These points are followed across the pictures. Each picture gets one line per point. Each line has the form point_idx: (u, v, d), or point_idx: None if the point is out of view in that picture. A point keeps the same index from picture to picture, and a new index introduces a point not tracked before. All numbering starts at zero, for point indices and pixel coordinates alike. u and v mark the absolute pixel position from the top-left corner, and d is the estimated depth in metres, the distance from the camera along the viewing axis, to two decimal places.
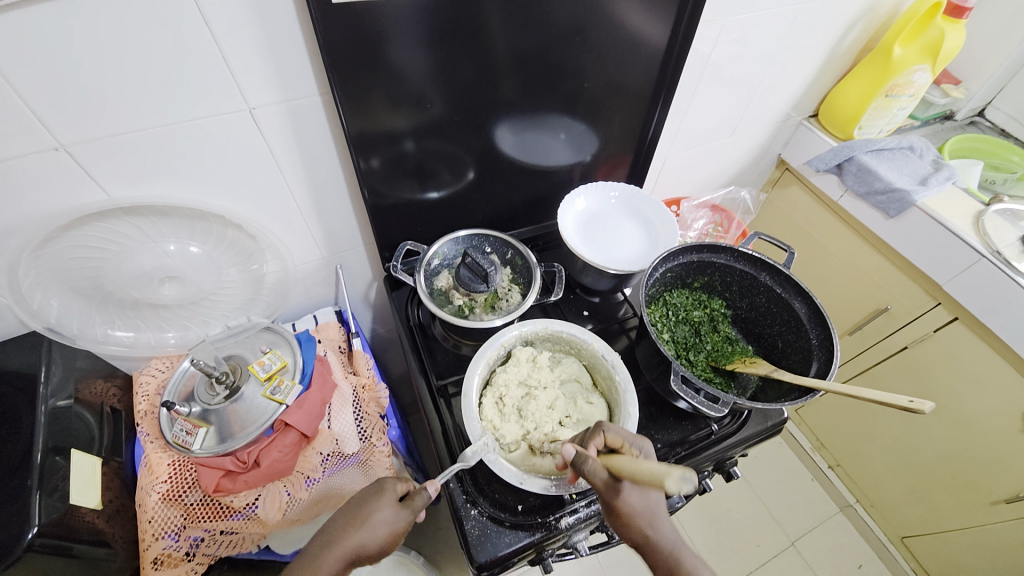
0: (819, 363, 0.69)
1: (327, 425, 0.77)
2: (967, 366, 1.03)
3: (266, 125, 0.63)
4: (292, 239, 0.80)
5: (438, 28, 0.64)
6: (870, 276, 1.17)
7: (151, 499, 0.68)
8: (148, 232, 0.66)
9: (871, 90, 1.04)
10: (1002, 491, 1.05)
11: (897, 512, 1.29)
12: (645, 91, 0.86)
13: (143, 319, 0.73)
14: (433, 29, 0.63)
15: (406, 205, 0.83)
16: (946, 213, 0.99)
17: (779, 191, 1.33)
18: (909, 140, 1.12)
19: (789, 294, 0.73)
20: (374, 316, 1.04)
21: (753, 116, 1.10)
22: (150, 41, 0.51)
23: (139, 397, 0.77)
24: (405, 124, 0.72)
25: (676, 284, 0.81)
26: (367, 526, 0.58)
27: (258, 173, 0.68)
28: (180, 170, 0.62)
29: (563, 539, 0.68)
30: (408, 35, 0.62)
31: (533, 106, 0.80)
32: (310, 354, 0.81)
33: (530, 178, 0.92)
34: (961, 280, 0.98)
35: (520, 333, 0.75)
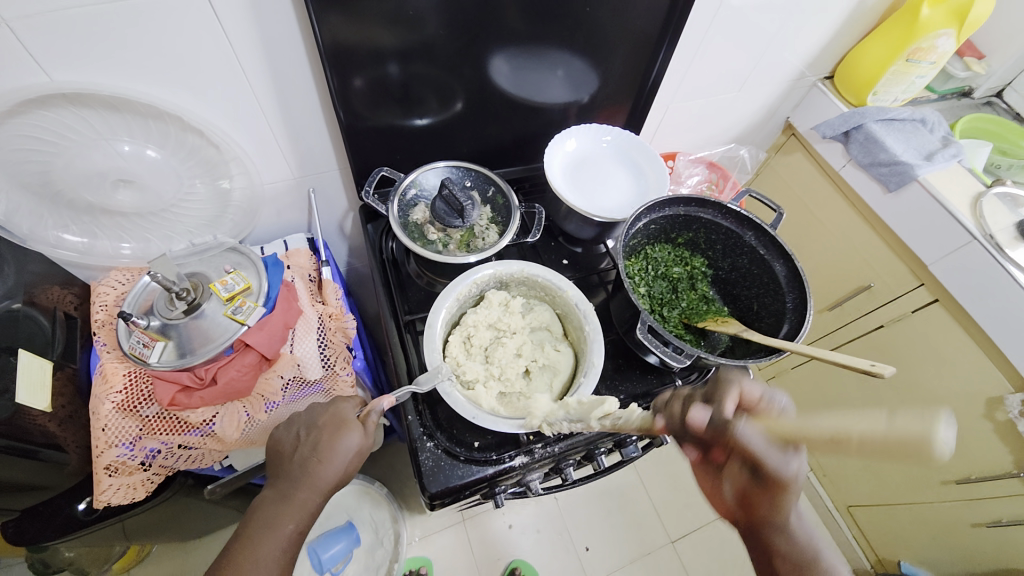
0: (791, 327, 0.68)
1: (288, 349, 0.76)
2: (940, 348, 1.03)
3: (226, 16, 0.57)
4: (261, 155, 0.75)
5: None
6: (859, 253, 1.16)
7: (105, 407, 0.67)
8: (98, 128, 0.61)
9: (891, 54, 0.98)
10: (954, 471, 1.09)
11: (848, 483, 1.34)
12: (653, 28, 0.80)
13: (100, 225, 0.70)
14: None
15: (386, 130, 0.78)
16: (945, 191, 0.96)
17: (782, 157, 1.28)
18: (922, 113, 1.07)
19: (772, 256, 0.71)
20: (349, 248, 1.01)
21: (765, 71, 1.04)
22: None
23: (97, 307, 0.74)
24: (386, 37, 0.65)
25: (659, 237, 0.78)
26: (338, 445, 0.57)
27: (220, 73, 0.62)
28: (130, 59, 0.57)
29: (517, 478, 0.69)
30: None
31: (528, 31, 0.73)
32: (276, 278, 0.78)
33: (522, 115, 0.87)
34: (948, 262, 0.96)
35: (495, 272, 0.71)
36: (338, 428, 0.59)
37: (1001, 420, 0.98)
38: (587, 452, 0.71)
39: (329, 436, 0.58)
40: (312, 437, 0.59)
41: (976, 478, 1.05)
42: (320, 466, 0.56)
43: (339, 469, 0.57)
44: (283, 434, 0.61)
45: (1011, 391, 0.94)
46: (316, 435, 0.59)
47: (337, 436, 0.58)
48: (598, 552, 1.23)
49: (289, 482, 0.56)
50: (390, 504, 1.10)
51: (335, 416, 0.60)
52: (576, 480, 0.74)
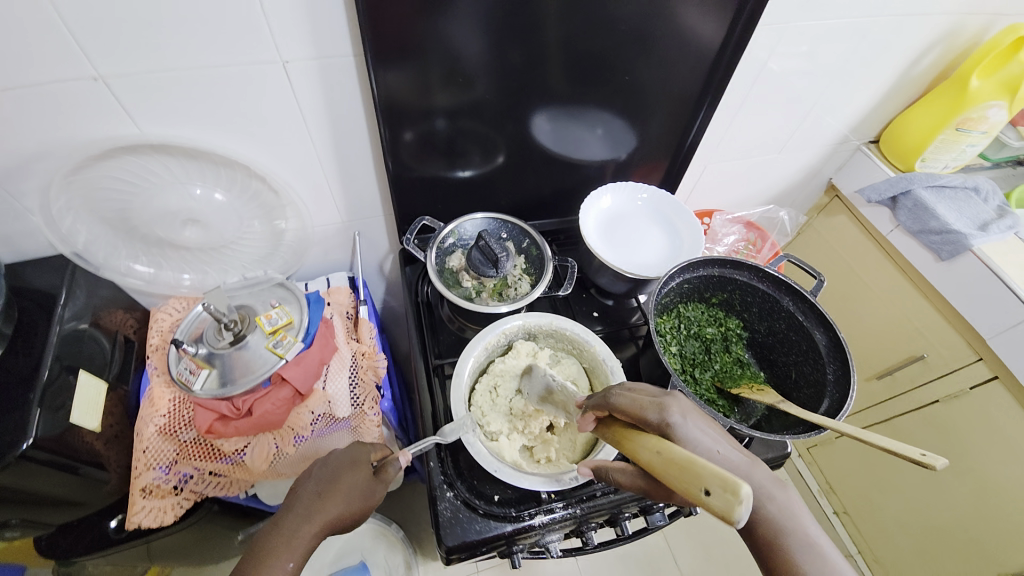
0: (830, 401, 0.64)
1: (321, 386, 0.78)
2: (1000, 429, 0.95)
3: (298, 81, 0.63)
4: (314, 200, 0.80)
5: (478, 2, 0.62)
6: (910, 320, 1.10)
7: (148, 430, 0.71)
8: (176, 173, 0.68)
9: (940, 123, 0.97)
10: (1020, 570, 0.98)
11: (900, 571, 1.22)
12: (692, 94, 0.82)
13: (166, 257, 0.76)
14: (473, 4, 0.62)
15: (431, 180, 0.83)
16: (1004, 262, 0.91)
17: (825, 218, 1.26)
18: (975, 181, 1.03)
19: (811, 324, 0.68)
20: (387, 287, 1.05)
21: (806, 134, 1.04)
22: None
23: (153, 331, 0.80)
24: (438, 99, 0.71)
25: (692, 296, 0.78)
26: (353, 486, 0.57)
27: (288, 128, 0.68)
28: (211, 116, 0.63)
29: (535, 537, 0.67)
30: (453, 7, 0.61)
31: (569, 95, 0.77)
32: (315, 315, 0.83)
33: (560, 170, 0.90)
34: (1010, 338, 0.90)
35: (524, 324, 0.73)
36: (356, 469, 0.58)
37: None
38: (610, 515, 0.69)
39: (345, 474, 0.58)
40: (329, 475, 0.58)
41: None
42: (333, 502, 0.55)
43: (345, 508, 0.55)
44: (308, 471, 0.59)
45: None
46: (334, 473, 0.58)
47: (354, 475, 0.58)
48: None
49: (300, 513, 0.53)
50: (405, 548, 1.09)
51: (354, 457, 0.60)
52: (597, 544, 0.71)
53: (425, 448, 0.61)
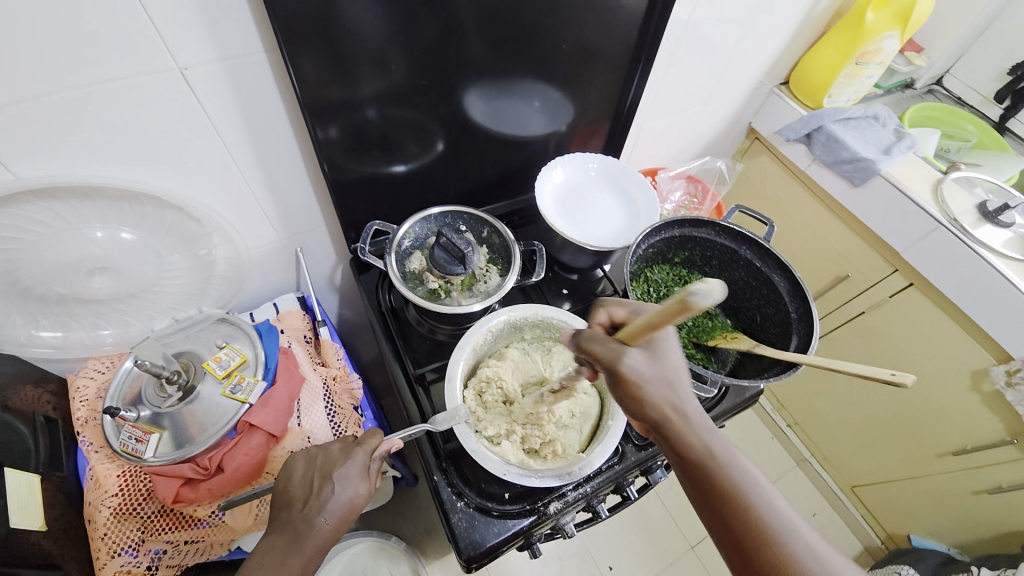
0: (799, 337, 0.69)
1: (296, 423, 0.72)
2: (921, 329, 1.08)
3: (204, 90, 0.55)
4: (243, 222, 0.71)
5: None
6: (833, 245, 1.21)
7: (102, 515, 0.62)
8: (67, 218, 0.57)
9: (842, 58, 1.04)
10: (949, 444, 1.13)
11: (850, 466, 1.38)
12: (625, 56, 0.82)
13: (73, 315, 0.64)
14: None
15: (371, 179, 0.76)
16: (907, 181, 1.02)
17: (749, 160, 1.34)
18: (874, 109, 1.13)
19: (769, 269, 0.73)
20: (340, 300, 0.97)
21: (728, 83, 1.08)
22: None
23: (77, 403, 0.68)
24: (368, 89, 0.64)
25: (657, 259, 0.79)
26: (337, 495, 0.53)
27: (199, 147, 0.59)
28: (99, 142, 0.53)
29: (551, 522, 0.67)
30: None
31: (503, 70, 0.73)
32: (272, 346, 0.75)
33: (505, 149, 0.86)
34: (919, 247, 1.02)
35: (508, 318, 0.72)
36: (341, 476, 0.54)
37: (987, 391, 1.02)
38: (617, 484, 0.70)
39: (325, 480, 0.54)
40: (312, 484, 0.54)
41: (971, 449, 1.09)
42: (313, 515, 0.52)
43: (335, 519, 0.52)
44: (294, 473, 0.56)
45: (994, 363, 0.98)
46: (318, 482, 0.54)
47: (334, 483, 0.54)
48: (622, 570, 1.22)
49: (287, 534, 0.51)
50: (408, 559, 1.03)
51: (339, 464, 0.55)
52: (608, 513, 0.72)
53: (416, 434, 0.60)
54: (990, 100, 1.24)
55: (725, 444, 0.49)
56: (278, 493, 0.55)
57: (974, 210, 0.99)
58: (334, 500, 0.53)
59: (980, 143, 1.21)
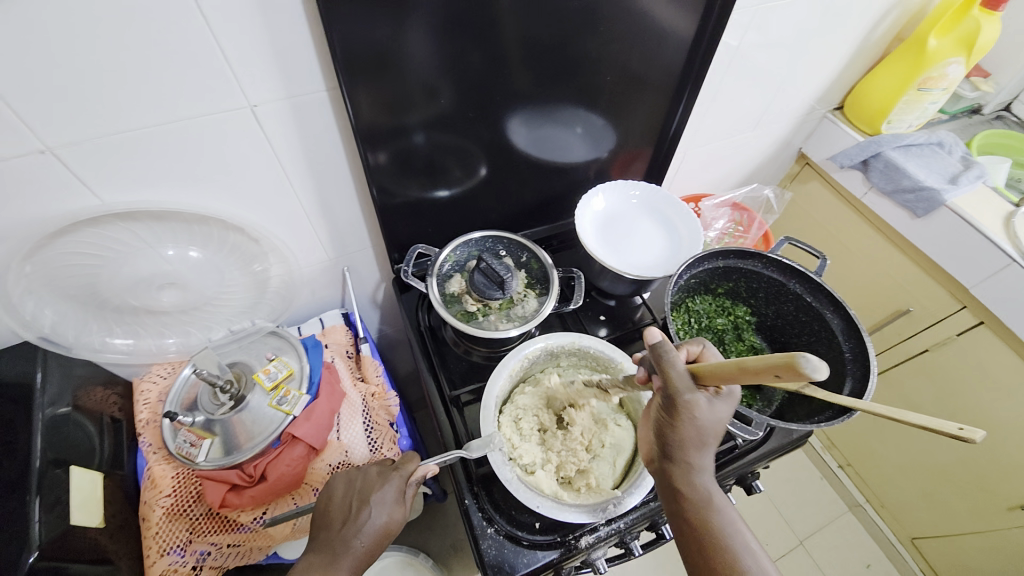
0: (853, 379, 0.65)
1: (335, 436, 0.75)
2: (993, 373, 0.99)
3: (270, 123, 0.59)
4: (297, 242, 0.76)
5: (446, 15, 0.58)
6: (892, 277, 1.14)
7: (156, 514, 0.67)
8: (145, 237, 0.62)
9: (903, 84, 0.99)
10: (1018, 498, 1.03)
11: (910, 516, 1.27)
12: (669, 84, 0.82)
13: (142, 325, 0.69)
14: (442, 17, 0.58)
15: (416, 203, 0.79)
16: (975, 213, 0.96)
17: (798, 186, 1.29)
18: (938, 136, 1.07)
19: (821, 305, 0.70)
20: (381, 316, 1.01)
21: (777, 109, 1.05)
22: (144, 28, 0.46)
23: (141, 406, 0.74)
24: (417, 117, 0.67)
25: (699, 289, 0.78)
26: (374, 518, 0.55)
27: (262, 175, 0.64)
28: (177, 171, 0.58)
29: (582, 557, 0.66)
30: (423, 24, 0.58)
31: (547, 98, 0.75)
32: (316, 360, 0.79)
33: (546, 174, 0.88)
34: (989, 284, 0.94)
35: (546, 346, 0.72)
36: (378, 499, 0.56)
37: None
38: (650, 521, 0.68)
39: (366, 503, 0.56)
40: (351, 506, 0.56)
41: None
42: (351, 536, 0.53)
43: (371, 540, 0.54)
44: (334, 493, 0.58)
45: None
46: (356, 504, 0.56)
47: (372, 506, 0.55)
48: None
49: (325, 553, 0.53)
50: None
51: (377, 487, 0.57)
52: (641, 551, 0.70)
53: (451, 460, 0.60)
54: None
55: (727, 505, 0.50)
56: (318, 512, 0.57)
57: None
58: (372, 523, 0.54)
59: None
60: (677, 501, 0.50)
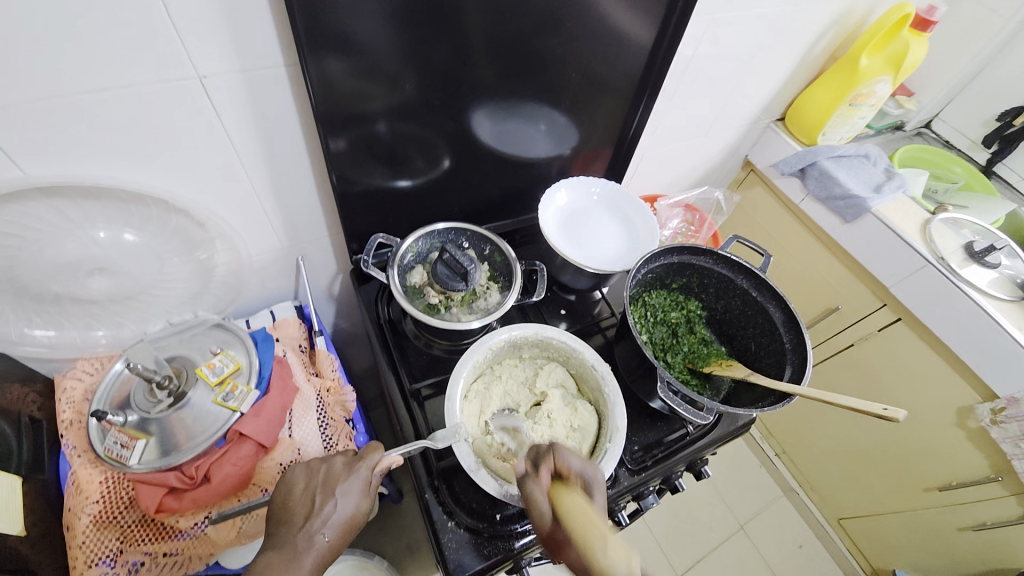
0: (793, 368, 0.71)
1: (287, 433, 0.71)
2: (908, 363, 1.10)
3: (220, 98, 0.55)
4: (248, 229, 0.71)
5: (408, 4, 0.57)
6: (824, 278, 1.23)
7: (81, 522, 0.61)
8: (72, 217, 0.57)
9: (836, 99, 1.07)
10: (934, 479, 1.14)
11: (837, 498, 1.38)
12: (629, 87, 0.84)
13: (66, 315, 0.63)
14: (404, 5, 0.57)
15: (376, 192, 0.76)
16: (896, 219, 1.06)
17: (744, 191, 1.37)
18: (865, 149, 1.17)
19: (765, 299, 0.74)
20: (337, 310, 0.97)
21: (728, 116, 1.11)
22: None
23: (63, 404, 0.67)
24: (380, 104, 0.65)
25: (655, 285, 0.81)
26: (338, 512, 0.52)
27: (211, 153, 0.60)
28: (111, 143, 0.53)
29: (542, 547, 0.66)
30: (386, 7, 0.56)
31: (512, 93, 0.75)
32: (267, 355, 0.74)
33: (509, 169, 0.88)
34: (906, 284, 1.04)
35: (507, 337, 0.72)
36: (344, 491, 0.54)
37: (972, 428, 1.03)
38: (608, 508, 0.69)
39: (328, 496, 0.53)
40: (313, 500, 0.53)
41: (957, 485, 1.10)
42: (315, 531, 0.51)
43: (336, 534, 0.52)
44: (293, 485, 0.55)
45: (981, 401, 1.00)
46: (320, 497, 0.53)
47: (338, 498, 0.53)
48: None
49: (286, 550, 0.50)
50: None
51: (343, 478, 0.54)
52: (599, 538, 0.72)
53: (416, 449, 0.59)
54: (978, 143, 1.29)
55: None
56: (275, 508, 0.53)
57: (961, 250, 1.03)
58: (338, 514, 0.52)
59: (968, 185, 1.27)
60: None
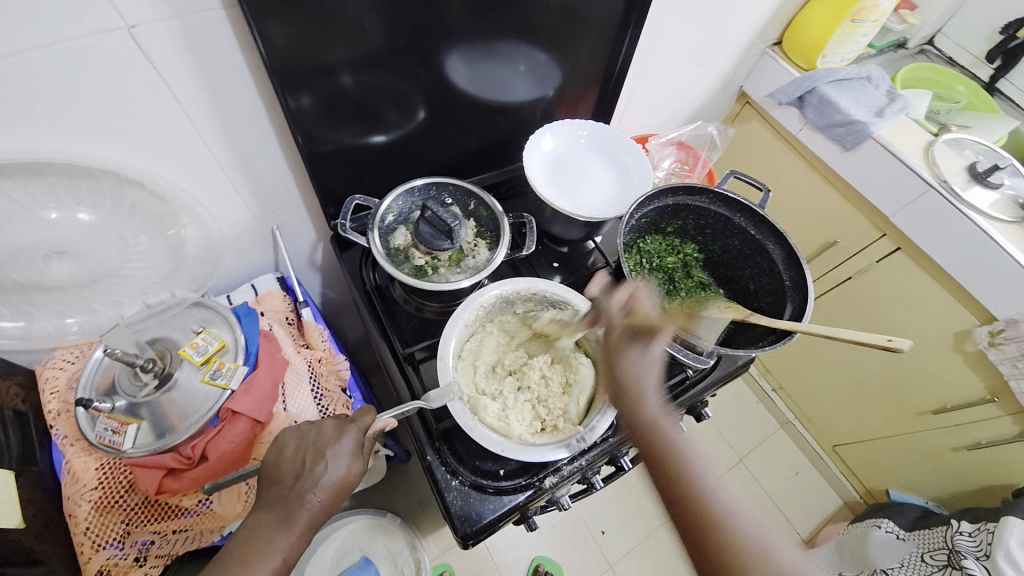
0: (794, 305, 0.68)
1: (282, 407, 0.70)
2: (907, 292, 1.09)
3: (156, 51, 0.50)
4: (214, 199, 0.67)
5: None
6: (823, 212, 1.20)
7: (82, 509, 0.61)
8: (17, 199, 0.52)
9: (837, 16, 1.00)
10: (930, 403, 1.16)
11: (833, 426, 1.42)
12: (615, 16, 0.77)
13: (34, 304, 0.59)
14: None
15: (349, 151, 0.71)
16: (899, 144, 1.01)
17: (739, 126, 1.30)
18: (867, 70, 1.10)
19: (764, 236, 0.72)
20: (322, 279, 0.94)
21: (721, 43, 1.04)
22: None
23: (47, 395, 0.65)
24: (341, 52, 0.59)
25: (649, 229, 0.78)
26: (328, 472, 0.52)
27: (157, 116, 0.54)
28: (42, 112, 0.48)
29: (547, 496, 0.67)
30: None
31: (487, 30, 0.68)
32: (252, 330, 0.72)
33: (490, 117, 0.82)
34: (907, 212, 1.01)
35: (500, 292, 0.70)
36: (335, 453, 0.53)
37: (970, 351, 1.03)
38: (611, 456, 0.70)
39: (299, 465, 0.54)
40: (304, 460, 0.52)
41: (951, 407, 1.12)
42: (306, 491, 0.51)
43: (328, 494, 0.51)
44: (284, 448, 0.54)
45: (979, 324, 1.00)
46: (311, 458, 0.52)
47: (328, 459, 0.52)
48: (614, 534, 1.26)
49: (279, 511, 0.50)
50: (404, 534, 1.03)
51: (334, 440, 0.53)
52: (603, 485, 0.73)
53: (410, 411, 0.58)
54: (981, 59, 1.23)
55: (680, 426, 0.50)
56: (267, 469, 0.53)
57: (964, 172, 0.99)
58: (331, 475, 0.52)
59: (970, 105, 1.21)
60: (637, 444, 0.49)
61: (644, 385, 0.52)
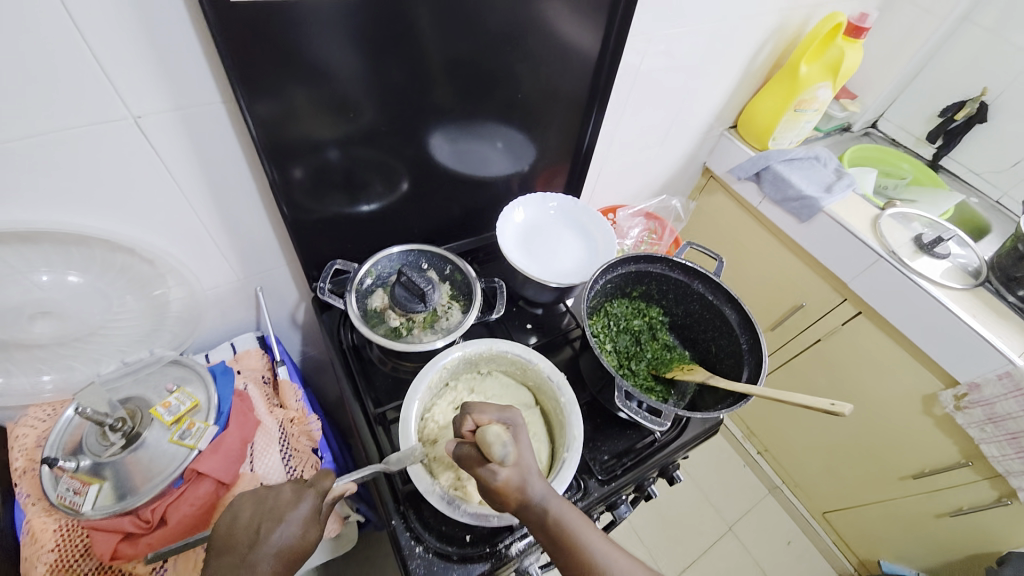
0: (749, 367, 0.72)
1: (248, 468, 0.70)
2: (872, 355, 1.13)
3: (158, 137, 0.56)
4: (200, 262, 0.71)
5: (369, 29, 0.59)
6: (788, 277, 1.26)
7: (36, 572, 0.60)
8: (12, 262, 0.55)
9: (781, 105, 1.12)
10: (909, 467, 1.15)
11: (820, 493, 1.40)
12: (580, 99, 0.86)
13: (13, 361, 0.61)
14: (364, 29, 0.59)
15: (334, 218, 0.77)
16: (847, 217, 1.09)
17: (706, 197, 1.40)
18: (816, 151, 1.21)
19: (720, 302, 0.76)
20: (303, 337, 0.97)
21: (682, 126, 1.16)
22: (17, 39, 0.43)
23: (14, 454, 0.64)
24: (330, 132, 0.66)
25: (616, 294, 0.82)
26: (281, 537, 0.51)
27: (155, 192, 0.60)
28: (50, 188, 0.53)
29: (514, 565, 0.66)
30: (345, 36, 0.58)
31: (467, 113, 0.77)
32: (226, 390, 0.73)
33: (467, 188, 0.89)
34: (864, 278, 1.08)
35: (463, 354, 0.73)
36: (291, 517, 0.53)
37: (938, 414, 1.05)
38: None
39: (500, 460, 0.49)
40: (260, 527, 0.52)
41: (929, 472, 1.12)
42: (257, 559, 0.49)
43: (280, 559, 0.51)
44: (235, 519, 0.53)
45: (943, 388, 1.02)
46: (267, 524, 0.52)
47: (284, 525, 0.52)
48: None
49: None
50: None
51: (292, 506, 0.54)
52: None
53: (368, 475, 0.58)
54: (922, 139, 1.36)
55: (562, 500, 0.51)
56: (217, 540, 0.52)
57: (911, 242, 1.07)
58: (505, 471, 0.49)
59: (916, 179, 1.33)
60: (548, 538, 0.49)
61: (562, 510, 0.50)
